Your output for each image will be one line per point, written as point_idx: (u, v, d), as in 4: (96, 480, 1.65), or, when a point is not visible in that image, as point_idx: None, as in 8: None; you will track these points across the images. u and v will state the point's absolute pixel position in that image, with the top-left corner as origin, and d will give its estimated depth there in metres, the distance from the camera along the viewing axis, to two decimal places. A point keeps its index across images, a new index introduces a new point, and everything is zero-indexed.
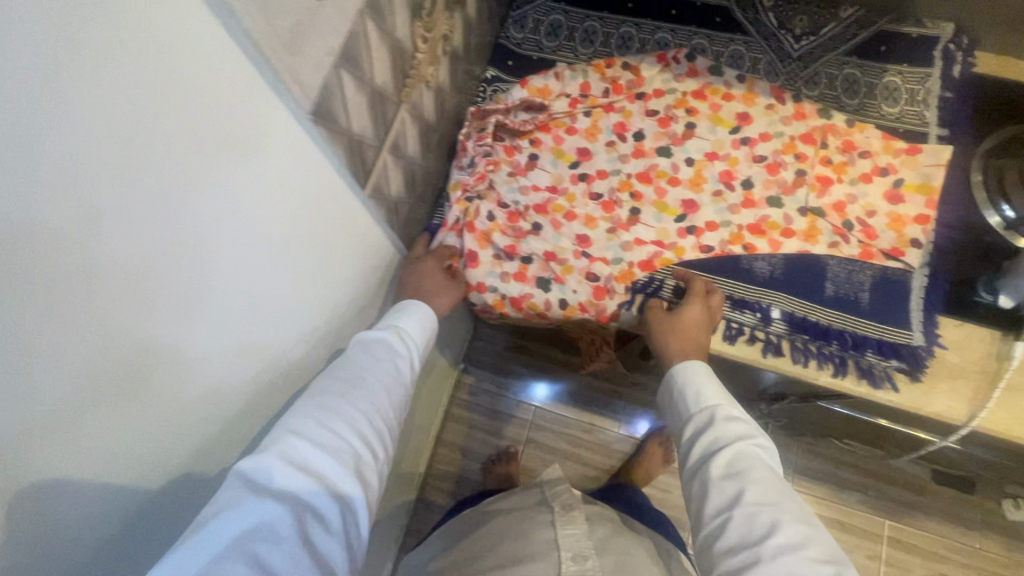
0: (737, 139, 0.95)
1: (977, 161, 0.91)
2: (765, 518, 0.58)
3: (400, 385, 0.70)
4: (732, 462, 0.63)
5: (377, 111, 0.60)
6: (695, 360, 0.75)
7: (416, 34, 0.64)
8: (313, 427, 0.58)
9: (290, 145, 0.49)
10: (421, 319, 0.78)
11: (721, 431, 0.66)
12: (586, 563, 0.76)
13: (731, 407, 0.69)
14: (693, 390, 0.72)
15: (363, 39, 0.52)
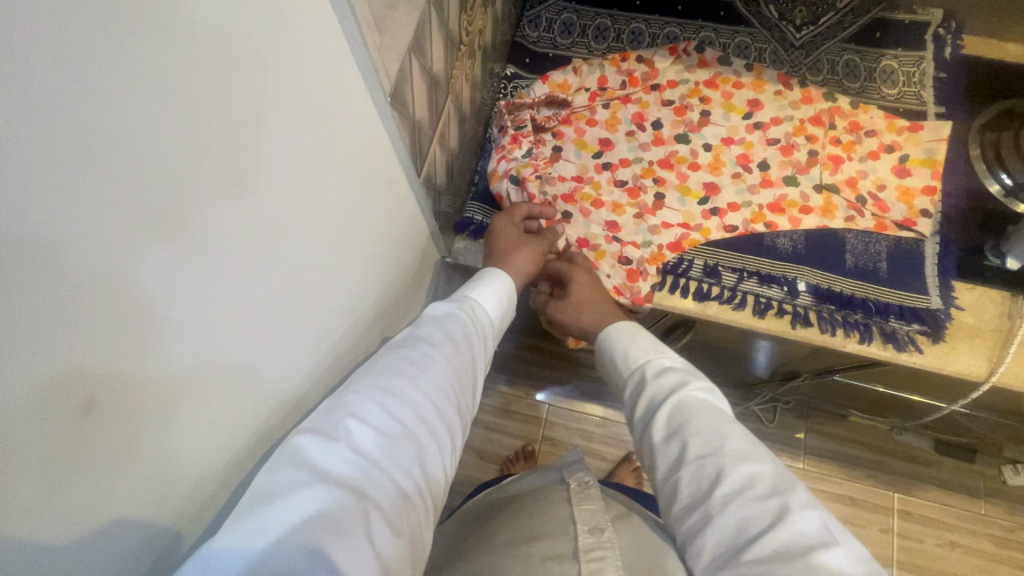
0: (750, 123, 0.99)
1: (975, 134, 0.97)
2: (708, 467, 0.52)
3: (470, 365, 0.62)
4: (673, 415, 0.58)
5: (434, 99, 0.63)
6: (617, 324, 0.73)
7: (462, 24, 0.67)
8: (378, 401, 0.51)
9: (354, 122, 0.49)
10: (494, 292, 0.72)
11: (658, 385, 0.62)
12: (604, 536, 0.66)
13: (662, 358, 0.65)
14: (621, 352, 0.68)
15: (428, 24, 0.55)
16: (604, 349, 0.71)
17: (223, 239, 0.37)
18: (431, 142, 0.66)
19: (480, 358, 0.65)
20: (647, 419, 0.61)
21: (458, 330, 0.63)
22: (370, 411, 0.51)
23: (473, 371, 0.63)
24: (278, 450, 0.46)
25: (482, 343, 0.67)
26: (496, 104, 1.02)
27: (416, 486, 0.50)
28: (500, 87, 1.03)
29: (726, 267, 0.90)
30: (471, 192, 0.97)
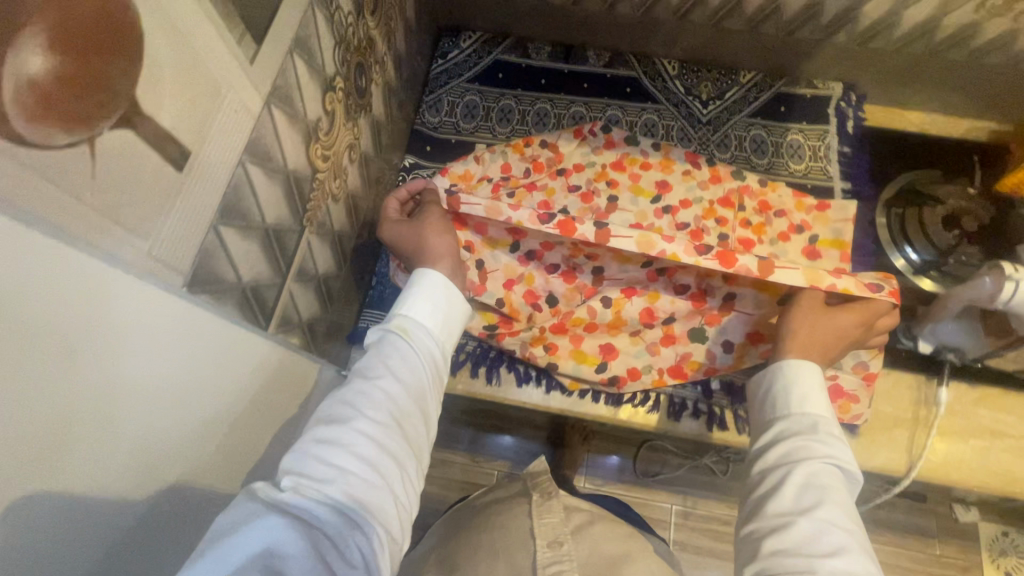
0: (659, 208, 0.95)
1: (881, 211, 0.96)
2: (829, 539, 0.52)
3: (425, 388, 0.59)
4: (812, 476, 0.57)
5: (280, 246, 0.57)
6: (811, 365, 0.66)
7: (313, 157, 0.61)
8: (327, 442, 0.51)
9: (165, 326, 0.41)
10: (432, 301, 0.66)
11: (808, 449, 0.59)
12: (563, 551, 0.63)
13: (832, 428, 0.62)
14: (797, 396, 0.64)
15: (246, 187, 0.49)
16: (770, 375, 0.68)
17: (111, 344, 0.36)
18: (282, 289, 0.60)
19: (435, 382, 0.61)
20: (776, 466, 0.60)
21: (393, 350, 0.60)
22: (316, 453, 0.50)
23: (427, 398, 0.59)
24: (241, 496, 0.46)
25: (432, 360, 0.63)
26: None
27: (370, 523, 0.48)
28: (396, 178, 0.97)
29: None
30: (366, 296, 0.90)
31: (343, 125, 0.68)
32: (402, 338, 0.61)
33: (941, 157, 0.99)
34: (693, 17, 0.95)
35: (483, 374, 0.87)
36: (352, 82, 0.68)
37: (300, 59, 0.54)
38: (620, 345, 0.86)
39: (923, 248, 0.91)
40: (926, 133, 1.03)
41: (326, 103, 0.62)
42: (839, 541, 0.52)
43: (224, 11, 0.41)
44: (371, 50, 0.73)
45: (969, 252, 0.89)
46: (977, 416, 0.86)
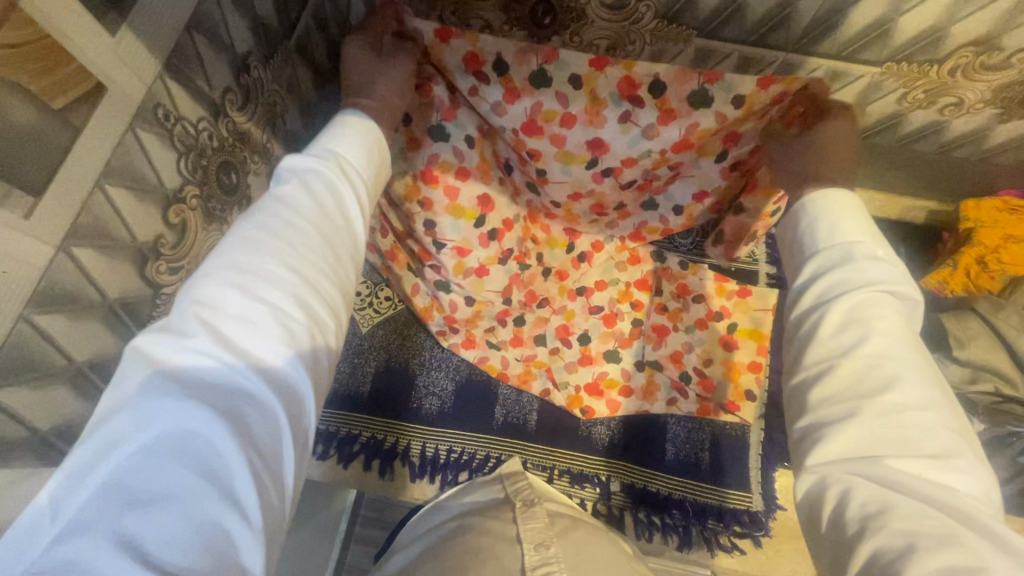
0: (572, 288, 0.92)
1: None
2: (883, 372, 0.48)
3: (346, 229, 0.53)
4: (858, 305, 0.52)
5: (104, 378, 0.54)
6: (835, 196, 0.62)
7: (152, 277, 0.57)
8: (230, 283, 0.43)
9: None
10: (359, 141, 0.60)
11: (847, 281, 0.55)
12: (551, 552, 0.56)
13: (875, 250, 0.57)
14: (824, 229, 0.60)
15: (33, 338, 0.45)
16: (794, 218, 0.64)
17: None
18: None
19: (360, 201, 0.57)
20: (821, 315, 0.54)
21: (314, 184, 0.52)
22: (213, 297, 0.42)
23: (349, 226, 0.54)
24: (123, 362, 0.40)
25: (358, 199, 0.57)
26: None
27: (283, 384, 0.42)
28: None
29: (535, 467, 0.83)
30: None
31: (204, 228, 0.64)
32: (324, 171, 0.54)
33: None
34: None
35: (377, 468, 0.84)
36: (213, 183, 0.65)
37: (118, 186, 0.51)
38: (557, 322, 0.90)
39: None
40: None
41: (171, 216, 0.58)
42: (907, 382, 0.47)
43: None
44: (243, 142, 0.69)
45: None
46: None
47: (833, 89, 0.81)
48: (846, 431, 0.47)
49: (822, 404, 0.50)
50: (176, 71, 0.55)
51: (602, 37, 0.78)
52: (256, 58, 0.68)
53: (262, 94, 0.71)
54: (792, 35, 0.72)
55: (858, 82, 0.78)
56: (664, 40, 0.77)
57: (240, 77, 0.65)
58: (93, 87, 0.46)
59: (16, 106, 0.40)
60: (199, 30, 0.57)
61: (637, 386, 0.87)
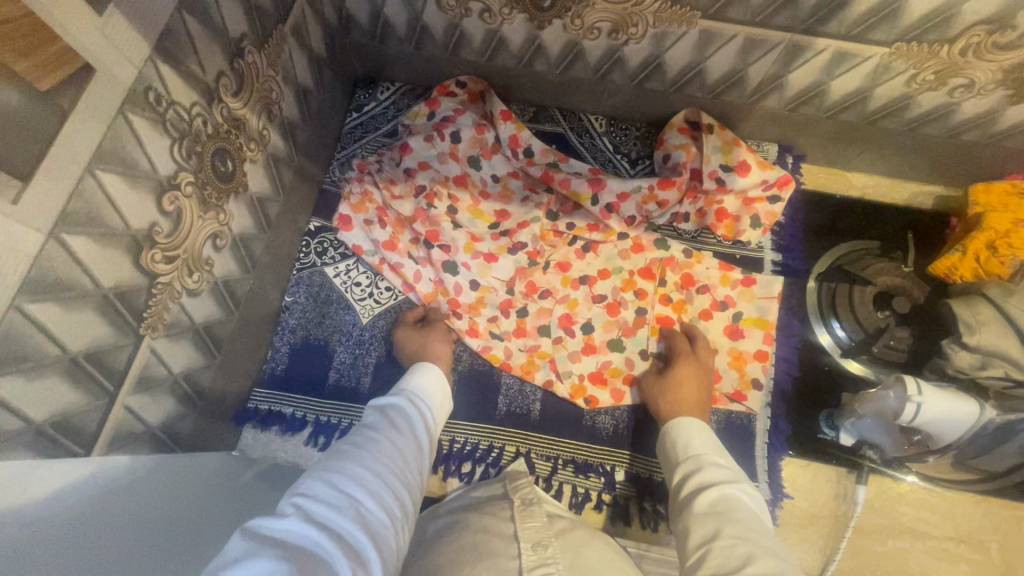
0: (576, 278, 0.91)
1: (813, 284, 0.90)
2: (743, 547, 0.48)
3: (423, 453, 0.63)
4: (716, 500, 0.56)
5: (100, 369, 0.53)
6: (684, 418, 0.71)
7: (146, 264, 0.56)
8: (341, 476, 0.51)
9: None
10: (432, 381, 0.74)
11: (704, 481, 0.59)
12: (549, 552, 0.54)
13: (719, 458, 0.63)
14: (682, 447, 0.66)
15: (30, 327, 0.45)
16: (662, 441, 0.71)
17: None
18: (110, 409, 0.55)
19: (430, 439, 0.67)
20: (691, 516, 0.56)
21: (394, 419, 0.64)
22: (328, 485, 0.49)
23: (424, 448, 0.64)
24: (235, 533, 0.41)
25: (427, 432, 0.67)
26: (295, 263, 0.90)
27: (383, 557, 0.45)
28: (299, 244, 0.91)
29: (538, 456, 0.82)
30: (258, 374, 0.85)
31: (199, 217, 0.63)
32: (400, 410, 0.66)
33: (878, 226, 0.93)
34: (614, 77, 0.89)
35: None
36: (208, 170, 0.63)
37: (110, 171, 0.49)
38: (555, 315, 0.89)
39: (851, 328, 0.85)
40: (868, 199, 0.97)
41: (165, 204, 0.57)
42: (769, 562, 0.46)
43: None
44: (238, 129, 0.68)
45: (899, 335, 0.84)
46: (900, 515, 0.81)
47: (841, 71, 0.79)
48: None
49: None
50: (167, 55, 0.54)
51: (603, 19, 0.77)
52: (251, 41, 0.67)
53: (257, 79, 0.70)
54: (799, 15, 0.70)
55: (867, 63, 0.76)
56: (669, 22, 0.75)
57: (234, 61, 0.64)
58: (80, 69, 0.44)
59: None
60: (189, 11, 0.55)
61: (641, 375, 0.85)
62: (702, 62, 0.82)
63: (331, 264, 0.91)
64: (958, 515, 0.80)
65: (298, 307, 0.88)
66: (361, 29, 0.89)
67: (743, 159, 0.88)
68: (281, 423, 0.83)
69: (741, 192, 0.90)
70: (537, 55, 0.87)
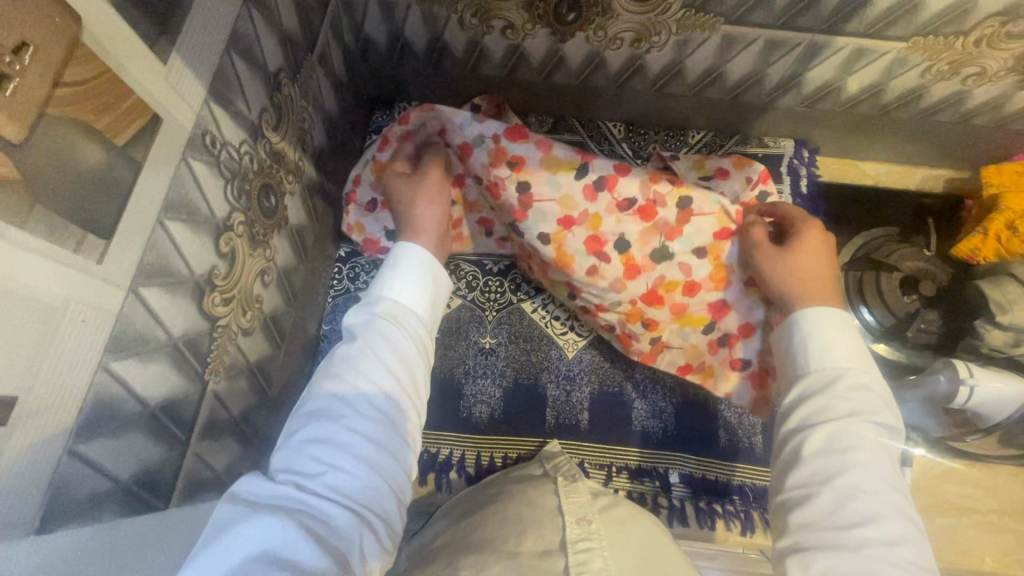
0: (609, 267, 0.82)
1: (838, 274, 0.91)
2: (859, 506, 0.46)
3: (419, 370, 0.54)
4: (842, 436, 0.50)
5: (173, 419, 0.52)
6: (817, 313, 0.59)
7: (208, 308, 0.55)
8: (318, 438, 0.45)
9: None
10: (415, 280, 0.60)
11: (839, 407, 0.52)
12: (594, 527, 0.53)
13: (861, 375, 0.54)
14: (818, 349, 0.57)
15: (114, 385, 0.44)
16: (792, 327, 0.60)
17: None
18: (181, 459, 0.54)
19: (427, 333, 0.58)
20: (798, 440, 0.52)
21: (384, 330, 0.54)
22: (307, 453, 0.45)
23: (419, 364, 0.54)
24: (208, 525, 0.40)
25: (419, 345, 0.56)
26: (329, 291, 0.89)
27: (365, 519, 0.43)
28: (331, 270, 0.90)
29: (592, 465, 0.83)
30: None
31: (249, 255, 0.62)
32: (388, 322, 0.55)
33: (896, 214, 0.96)
34: (634, 84, 0.90)
35: (432, 482, 0.83)
36: (255, 208, 0.63)
37: (176, 221, 0.49)
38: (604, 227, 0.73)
39: (881, 313, 0.87)
40: (883, 187, 0.99)
41: (221, 246, 0.56)
42: (891, 526, 0.45)
43: (46, 233, 0.36)
44: (278, 162, 0.67)
45: (929, 318, 0.86)
46: (944, 493, 0.83)
47: (857, 67, 0.81)
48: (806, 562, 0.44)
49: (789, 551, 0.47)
50: (219, 96, 0.53)
51: (626, 29, 0.78)
52: (286, 74, 0.66)
53: (292, 110, 0.69)
54: (821, 16, 0.72)
55: (884, 58, 0.78)
56: (692, 29, 0.77)
57: (274, 95, 0.64)
58: (150, 120, 0.44)
59: (85, 145, 0.38)
60: (235, 50, 0.55)
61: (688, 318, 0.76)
62: (722, 65, 0.83)
63: None
64: (999, 488, 0.83)
65: (337, 334, 0.87)
66: (379, 52, 0.89)
67: (718, 167, 0.91)
68: None
69: (734, 197, 0.88)
70: (558, 67, 0.88)
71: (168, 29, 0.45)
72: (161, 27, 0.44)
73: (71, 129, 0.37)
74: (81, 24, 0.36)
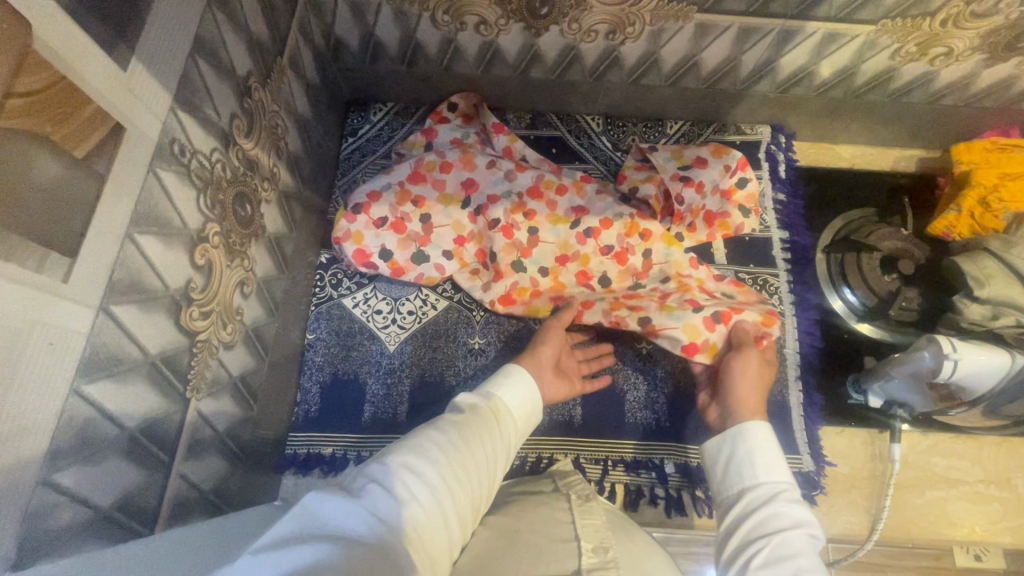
0: (586, 271, 0.87)
1: (821, 257, 0.93)
2: None
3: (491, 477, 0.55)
4: (783, 545, 0.51)
5: (155, 441, 0.50)
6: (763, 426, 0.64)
7: (187, 324, 0.53)
8: (409, 469, 0.47)
9: None
10: (520, 392, 0.66)
11: (779, 518, 0.54)
12: (611, 554, 0.51)
13: (795, 494, 0.58)
14: (762, 461, 0.61)
15: (90, 411, 0.42)
16: (730, 441, 0.64)
17: None
18: (166, 482, 0.52)
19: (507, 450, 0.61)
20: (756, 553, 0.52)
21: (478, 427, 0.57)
22: (396, 475, 0.46)
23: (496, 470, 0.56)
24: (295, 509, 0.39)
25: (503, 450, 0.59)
26: (312, 299, 0.87)
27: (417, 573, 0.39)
28: (313, 278, 0.88)
29: (588, 461, 0.82)
30: (291, 420, 0.82)
31: (226, 266, 0.60)
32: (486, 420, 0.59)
33: (872, 196, 0.97)
34: (610, 77, 0.90)
35: None
36: (231, 217, 0.61)
37: (147, 234, 0.47)
38: (592, 266, 0.87)
39: (863, 294, 0.89)
40: (858, 169, 1.00)
41: (197, 258, 0.54)
42: None
43: (4, 253, 0.34)
44: (253, 170, 0.65)
45: (911, 296, 0.87)
46: (933, 466, 0.85)
47: (829, 52, 0.82)
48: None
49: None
50: (186, 103, 0.51)
51: (600, 22, 0.78)
52: (256, 79, 0.64)
53: (264, 116, 0.67)
54: (791, 2, 0.73)
55: (855, 41, 0.79)
56: (665, 19, 0.76)
57: (244, 101, 0.62)
58: (112, 130, 0.42)
59: (42, 157, 0.36)
60: (201, 55, 0.53)
61: (662, 306, 0.82)
62: (697, 54, 0.83)
63: (349, 295, 0.88)
64: (985, 458, 0.85)
65: (322, 343, 0.85)
66: (351, 53, 0.87)
67: (696, 156, 0.91)
68: (322, 465, 0.80)
69: (713, 185, 0.89)
70: (533, 63, 0.87)
71: (126, 34, 0.43)
72: (119, 32, 0.42)
73: (25, 141, 0.35)
74: (30, 30, 0.34)
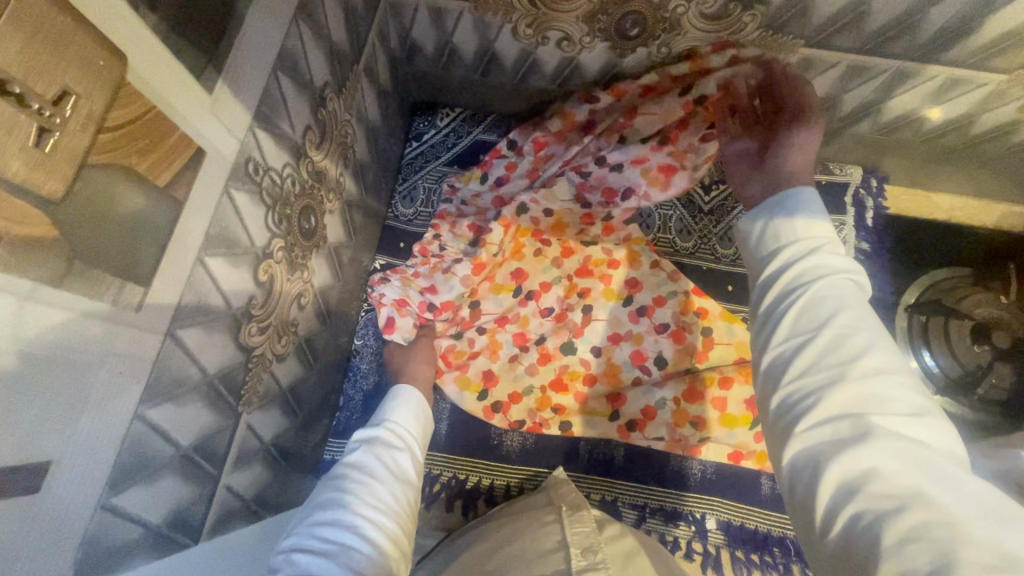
0: (633, 311, 0.84)
1: (903, 314, 0.86)
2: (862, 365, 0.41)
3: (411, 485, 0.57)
4: (825, 296, 0.45)
5: (205, 457, 0.51)
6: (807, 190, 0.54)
7: (245, 340, 0.53)
8: (326, 521, 0.47)
9: None
10: (412, 409, 0.66)
11: (821, 268, 0.47)
12: (600, 560, 0.51)
13: (836, 241, 0.50)
14: (790, 225, 0.52)
15: (151, 431, 0.42)
16: (761, 213, 0.55)
17: None
18: (213, 493, 0.53)
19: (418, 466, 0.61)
20: (786, 340, 0.45)
21: (384, 454, 0.58)
22: (316, 534, 0.46)
23: (414, 479, 0.58)
24: None
25: (414, 462, 0.61)
26: (363, 304, 0.87)
27: None
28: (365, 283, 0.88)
29: (626, 504, 0.80)
30: (332, 424, 0.82)
31: (287, 280, 0.60)
32: (382, 442, 0.59)
33: (967, 255, 0.89)
34: None
35: (458, 509, 0.81)
36: (296, 231, 0.60)
37: (215, 256, 0.46)
38: (644, 345, 0.83)
39: (945, 361, 0.82)
40: (956, 222, 0.91)
41: (260, 275, 0.54)
42: (886, 359, 0.41)
43: (84, 288, 0.33)
44: (320, 182, 0.64)
45: (1000, 373, 0.80)
46: None
47: (947, 98, 0.74)
48: (860, 468, 0.36)
49: (854, 524, 0.34)
50: (264, 120, 0.50)
51: (692, 47, 0.72)
52: (332, 89, 0.63)
53: (336, 126, 0.66)
54: (915, 43, 0.65)
55: (981, 89, 0.71)
56: (766, 50, 0.70)
57: (318, 112, 0.60)
58: (191, 155, 0.41)
59: (128, 190, 0.35)
60: (283, 70, 0.52)
61: (728, 414, 0.79)
62: None
63: None
64: None
65: (369, 350, 0.85)
66: (425, 57, 0.84)
67: None
68: None
69: None
70: (613, 82, 0.82)
71: (215, 56, 0.42)
72: (209, 54, 0.41)
73: (113, 175, 0.34)
74: (125, 63, 0.33)
